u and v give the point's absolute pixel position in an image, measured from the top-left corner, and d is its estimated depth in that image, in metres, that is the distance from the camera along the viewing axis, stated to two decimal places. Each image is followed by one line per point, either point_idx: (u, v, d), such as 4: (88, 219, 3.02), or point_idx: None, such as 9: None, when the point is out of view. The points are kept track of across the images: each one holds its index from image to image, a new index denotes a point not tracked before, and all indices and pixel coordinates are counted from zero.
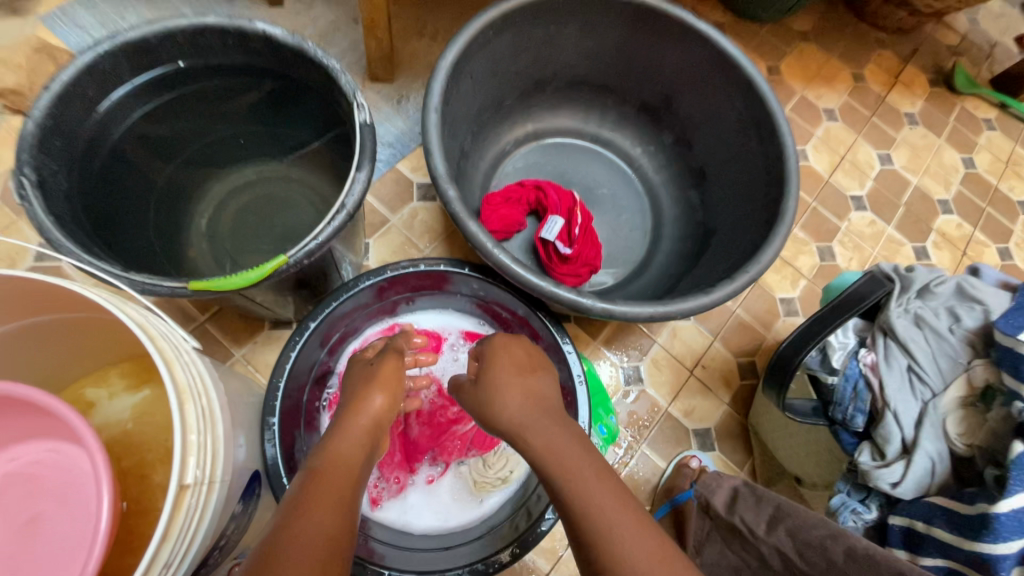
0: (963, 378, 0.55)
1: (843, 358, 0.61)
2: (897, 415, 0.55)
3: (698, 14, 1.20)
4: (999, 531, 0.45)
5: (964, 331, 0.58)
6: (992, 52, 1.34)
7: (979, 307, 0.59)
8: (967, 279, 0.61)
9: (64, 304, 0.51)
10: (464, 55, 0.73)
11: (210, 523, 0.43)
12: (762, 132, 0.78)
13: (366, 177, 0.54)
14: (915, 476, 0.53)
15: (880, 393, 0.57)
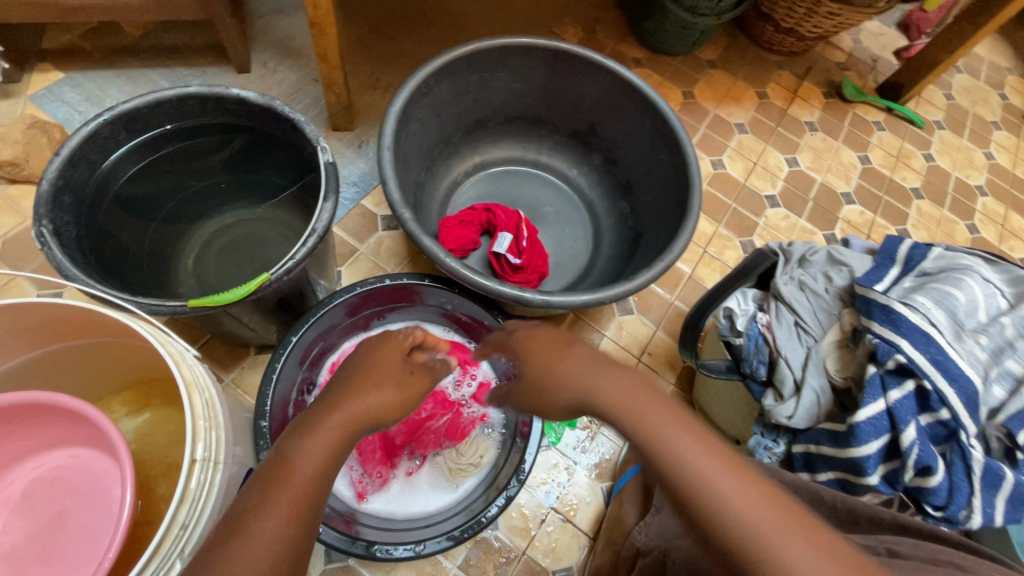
0: (836, 326, 0.67)
1: (745, 321, 0.72)
2: (788, 361, 0.66)
3: (618, 52, 1.38)
4: (861, 436, 0.56)
5: (835, 289, 0.70)
6: (874, 65, 1.55)
7: (846, 268, 0.72)
8: (836, 248, 0.74)
9: (78, 332, 0.59)
10: (410, 103, 0.86)
11: (217, 499, 0.51)
12: (670, 146, 0.92)
13: (332, 208, 0.65)
14: (805, 407, 0.64)
15: (775, 345, 0.69)
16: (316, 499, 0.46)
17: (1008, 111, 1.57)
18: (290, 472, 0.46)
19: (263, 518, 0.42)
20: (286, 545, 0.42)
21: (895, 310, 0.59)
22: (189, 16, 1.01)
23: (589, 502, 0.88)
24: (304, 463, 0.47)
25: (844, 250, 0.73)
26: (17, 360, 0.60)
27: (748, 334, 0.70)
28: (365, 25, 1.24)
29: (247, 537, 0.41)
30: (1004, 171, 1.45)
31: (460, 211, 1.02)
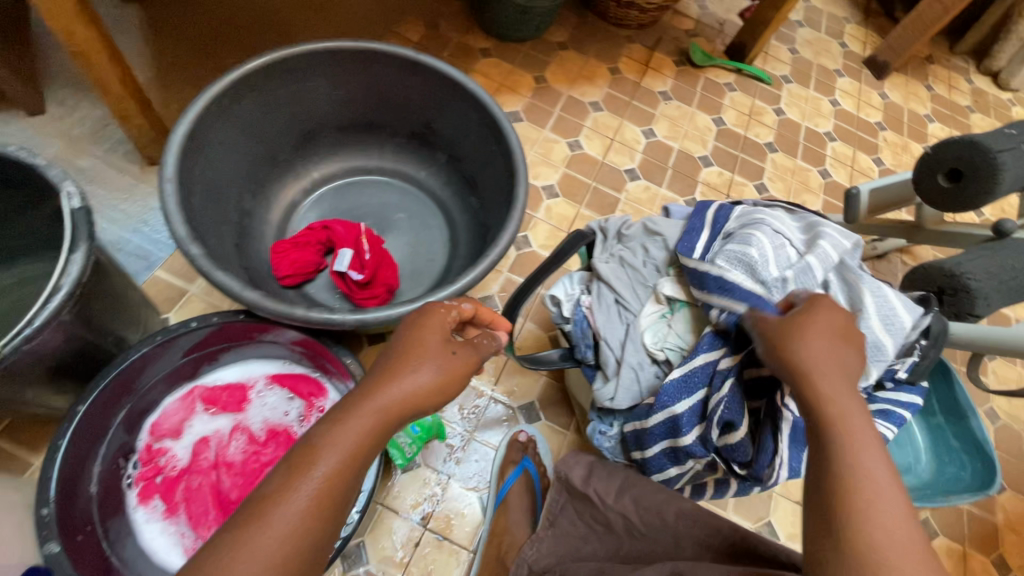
0: (653, 297, 0.68)
1: (571, 307, 0.71)
2: (608, 343, 0.66)
3: (465, 44, 1.35)
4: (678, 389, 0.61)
5: (651, 261, 0.70)
6: (721, 28, 1.59)
7: (660, 239, 0.72)
8: (652, 218, 0.74)
9: None
10: (201, 127, 0.78)
11: None
12: (496, 135, 0.90)
13: (83, 258, 0.59)
14: (624, 386, 0.65)
15: (596, 328, 0.68)
16: (346, 485, 0.41)
17: (848, 58, 1.66)
18: (316, 456, 0.41)
19: (282, 506, 0.38)
20: (305, 536, 0.39)
21: (727, 280, 0.60)
22: None
23: (466, 514, 0.85)
24: (327, 454, 0.41)
25: (658, 219, 0.73)
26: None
27: (574, 320, 0.70)
28: (177, 46, 1.14)
29: (265, 524, 0.38)
30: (849, 115, 1.53)
31: (297, 233, 0.95)
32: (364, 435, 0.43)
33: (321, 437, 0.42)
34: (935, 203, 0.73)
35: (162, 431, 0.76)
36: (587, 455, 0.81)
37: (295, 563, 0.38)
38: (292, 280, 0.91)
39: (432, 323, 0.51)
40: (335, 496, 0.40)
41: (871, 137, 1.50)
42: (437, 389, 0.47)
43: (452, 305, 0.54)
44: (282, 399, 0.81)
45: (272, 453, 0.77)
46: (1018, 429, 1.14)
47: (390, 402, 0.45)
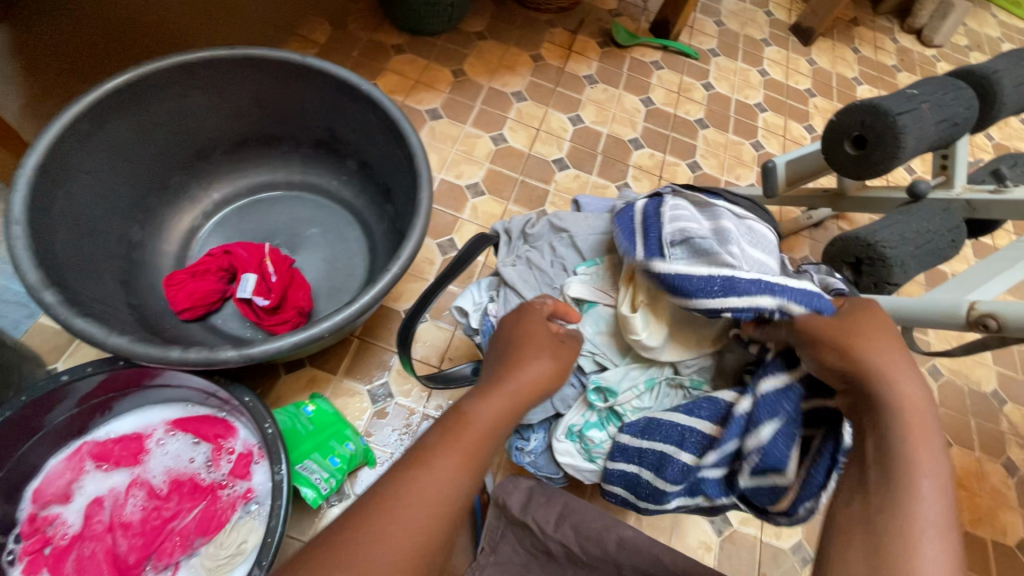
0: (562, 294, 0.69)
1: (479, 317, 0.73)
2: None
3: (375, 41, 1.28)
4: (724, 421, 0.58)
5: (558, 261, 0.73)
6: (644, 5, 1.56)
7: (566, 235, 0.74)
8: (556, 215, 0.77)
9: None
10: (58, 159, 0.70)
11: None
12: (397, 137, 0.84)
13: None
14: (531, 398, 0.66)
15: None
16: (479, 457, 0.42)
17: (774, 27, 1.65)
18: (475, 423, 0.44)
19: (439, 464, 0.39)
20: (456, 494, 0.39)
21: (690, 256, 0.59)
22: None
23: None
24: (478, 419, 0.44)
25: (562, 216, 0.76)
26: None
27: (483, 330, 0.71)
28: None
29: (427, 474, 0.38)
30: (778, 84, 1.52)
31: (196, 261, 0.88)
32: (509, 414, 0.46)
33: (472, 408, 0.45)
34: (845, 172, 0.71)
35: (46, 498, 0.69)
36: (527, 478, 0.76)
37: (432, 537, 0.36)
38: (193, 313, 0.84)
39: (533, 319, 0.57)
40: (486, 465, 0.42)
41: (801, 105, 1.50)
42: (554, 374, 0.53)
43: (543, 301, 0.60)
44: (187, 445, 0.75)
45: (175, 507, 0.70)
46: (960, 383, 1.15)
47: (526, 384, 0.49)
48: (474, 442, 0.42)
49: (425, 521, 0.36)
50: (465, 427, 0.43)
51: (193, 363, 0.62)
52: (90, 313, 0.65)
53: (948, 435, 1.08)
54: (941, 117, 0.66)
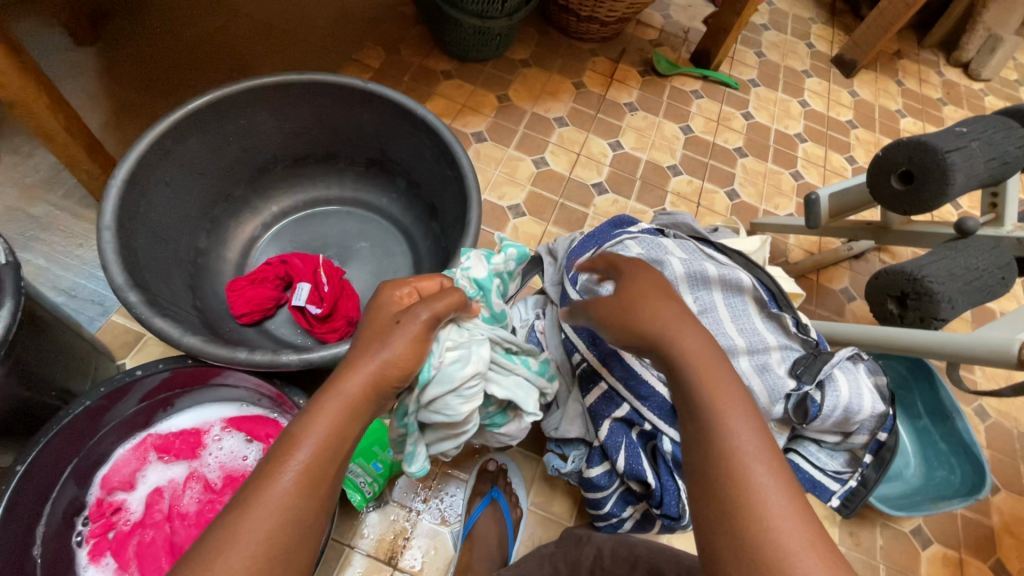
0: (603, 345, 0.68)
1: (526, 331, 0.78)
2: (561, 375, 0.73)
3: (425, 67, 1.34)
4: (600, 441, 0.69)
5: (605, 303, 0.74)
6: (686, 36, 1.59)
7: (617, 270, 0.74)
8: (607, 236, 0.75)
9: None
10: (143, 171, 0.77)
11: None
12: (449, 160, 0.89)
13: (10, 313, 0.57)
14: (569, 417, 0.71)
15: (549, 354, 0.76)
16: (298, 514, 0.37)
17: (815, 58, 1.66)
18: (298, 444, 0.40)
19: (275, 482, 0.38)
20: (290, 515, 0.37)
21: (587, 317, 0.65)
22: None
23: (437, 551, 0.82)
24: (310, 433, 0.41)
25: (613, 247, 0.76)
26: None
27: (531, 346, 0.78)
28: (131, 82, 1.15)
29: (250, 508, 0.36)
30: (819, 115, 1.52)
31: (255, 269, 0.94)
32: (338, 420, 0.42)
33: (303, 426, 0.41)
34: (891, 206, 0.72)
35: (112, 484, 0.73)
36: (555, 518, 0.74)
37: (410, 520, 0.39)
38: (250, 317, 0.90)
39: (380, 311, 0.52)
40: (323, 469, 0.40)
41: (843, 136, 1.49)
42: (366, 394, 0.45)
43: (403, 293, 0.55)
44: (240, 443, 0.79)
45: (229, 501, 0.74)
46: (1008, 425, 1.11)
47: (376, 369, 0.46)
48: (306, 464, 0.39)
49: (261, 547, 0.35)
50: (296, 444, 0.40)
51: (257, 364, 0.66)
52: (165, 313, 0.71)
53: (996, 479, 1.04)
54: (991, 155, 0.66)
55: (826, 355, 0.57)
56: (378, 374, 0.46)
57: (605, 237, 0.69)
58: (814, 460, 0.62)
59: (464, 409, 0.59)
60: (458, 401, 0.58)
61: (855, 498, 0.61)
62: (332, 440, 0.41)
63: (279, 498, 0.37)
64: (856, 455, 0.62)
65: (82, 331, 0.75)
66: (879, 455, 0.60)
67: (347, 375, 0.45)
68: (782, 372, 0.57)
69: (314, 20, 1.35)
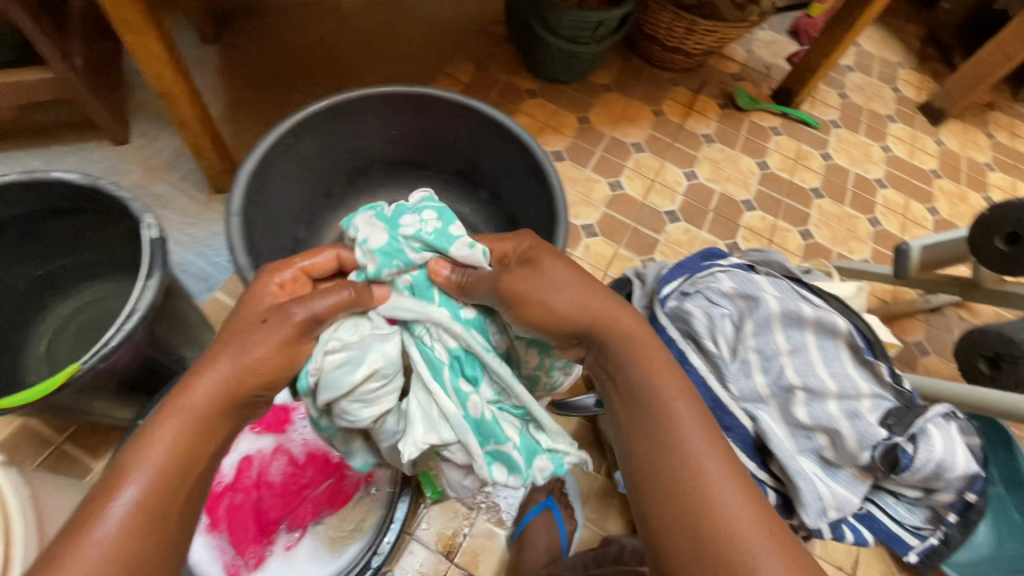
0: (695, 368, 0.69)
1: None
2: None
3: (512, 84, 1.40)
4: None
5: None
6: (768, 72, 1.59)
7: None
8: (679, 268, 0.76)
9: None
10: (265, 164, 0.84)
11: None
12: (539, 178, 0.92)
13: (157, 284, 0.64)
14: None
15: None
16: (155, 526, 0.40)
17: (901, 104, 1.62)
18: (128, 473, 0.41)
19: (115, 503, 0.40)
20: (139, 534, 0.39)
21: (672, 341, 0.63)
22: (50, 92, 0.99)
23: (492, 550, 0.85)
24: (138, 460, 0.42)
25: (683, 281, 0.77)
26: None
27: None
28: (246, 79, 1.25)
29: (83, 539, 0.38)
30: (901, 162, 1.49)
31: None
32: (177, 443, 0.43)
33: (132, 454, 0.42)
34: (991, 266, 0.71)
35: None
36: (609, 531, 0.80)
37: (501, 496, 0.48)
38: None
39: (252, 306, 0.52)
40: (161, 500, 0.41)
41: (925, 186, 1.46)
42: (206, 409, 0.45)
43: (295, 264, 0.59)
44: None
45: (310, 476, 0.79)
46: None
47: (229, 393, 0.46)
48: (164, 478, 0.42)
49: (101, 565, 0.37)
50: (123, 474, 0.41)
51: None
52: None
53: None
54: None
55: (920, 410, 0.57)
56: (219, 398, 0.46)
57: (695, 268, 0.70)
58: (892, 513, 0.61)
59: (367, 415, 0.56)
60: (358, 406, 0.56)
61: (936, 555, 0.61)
62: (173, 466, 0.42)
63: (102, 541, 0.38)
64: (939, 513, 0.61)
65: (197, 305, 0.82)
66: (965, 515, 0.60)
67: (185, 396, 0.45)
68: (874, 420, 0.57)
69: (411, 33, 1.43)
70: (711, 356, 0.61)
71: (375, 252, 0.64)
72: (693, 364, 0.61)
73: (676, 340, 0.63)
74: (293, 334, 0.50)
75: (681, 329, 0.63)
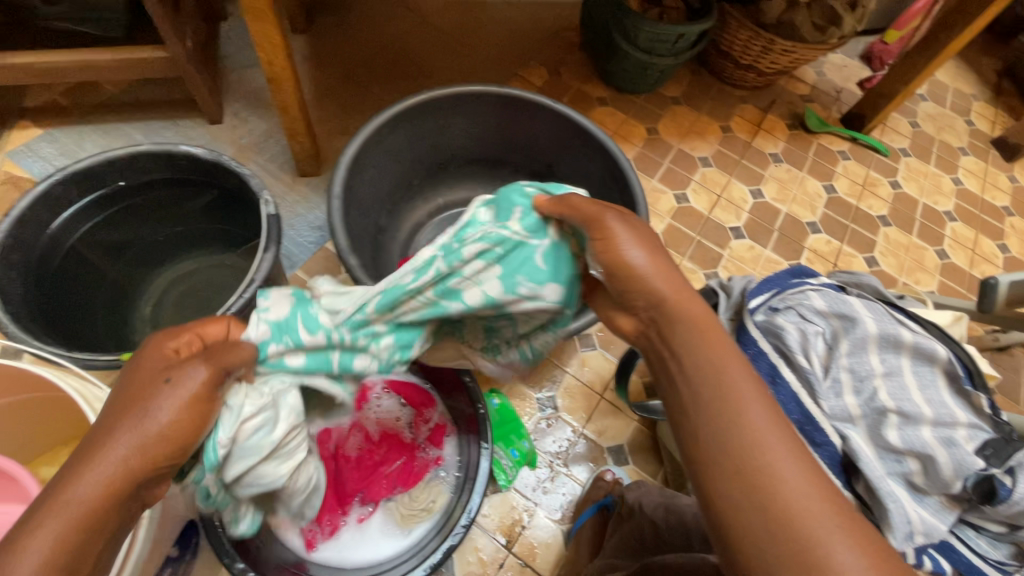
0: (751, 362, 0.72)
1: None
2: None
3: (583, 91, 1.42)
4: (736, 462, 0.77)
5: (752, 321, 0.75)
6: (839, 96, 1.58)
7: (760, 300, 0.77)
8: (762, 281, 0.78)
9: (22, 389, 0.58)
10: (363, 152, 0.88)
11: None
12: (620, 185, 0.94)
13: (273, 257, 0.67)
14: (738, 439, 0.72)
15: None
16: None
17: (974, 137, 1.59)
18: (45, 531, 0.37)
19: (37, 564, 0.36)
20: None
21: (760, 350, 0.64)
22: (160, 71, 1.05)
23: (550, 544, 0.86)
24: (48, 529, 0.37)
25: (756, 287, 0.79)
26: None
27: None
28: (331, 69, 1.30)
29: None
30: (972, 196, 1.46)
31: None
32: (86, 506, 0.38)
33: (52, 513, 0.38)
34: None
35: None
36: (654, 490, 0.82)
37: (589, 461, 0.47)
38: None
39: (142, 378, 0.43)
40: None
41: (996, 222, 1.43)
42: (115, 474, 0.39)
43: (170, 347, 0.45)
44: (395, 404, 0.86)
45: (384, 454, 0.82)
46: None
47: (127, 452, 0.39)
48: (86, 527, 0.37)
49: None
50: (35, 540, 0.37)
51: None
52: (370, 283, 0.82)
53: None
54: None
55: (1018, 445, 0.57)
56: (114, 473, 0.38)
57: (785, 284, 0.71)
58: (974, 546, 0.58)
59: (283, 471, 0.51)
60: (273, 462, 0.50)
61: None
62: (56, 561, 0.36)
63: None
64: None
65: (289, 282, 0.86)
66: None
67: (73, 479, 0.38)
68: (969, 450, 0.57)
69: (488, 34, 1.46)
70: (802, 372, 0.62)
71: (269, 328, 0.53)
72: (784, 378, 0.62)
73: (767, 352, 0.63)
74: (201, 390, 0.43)
75: (768, 341, 0.64)
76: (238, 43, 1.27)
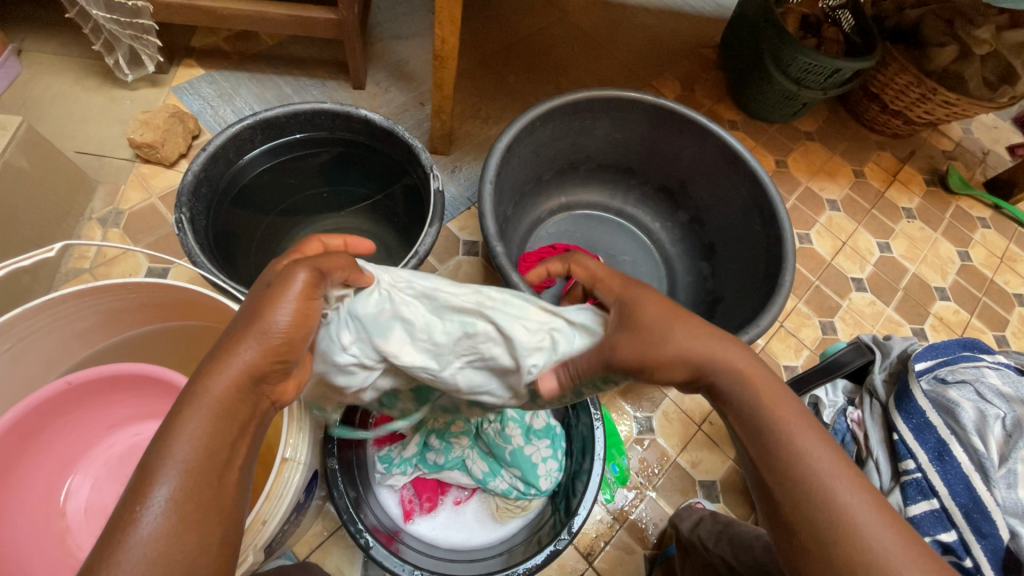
0: (879, 415, 0.71)
1: (833, 414, 0.76)
2: (878, 463, 0.68)
3: (715, 112, 1.38)
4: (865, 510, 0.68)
5: (885, 374, 0.74)
6: (985, 158, 1.47)
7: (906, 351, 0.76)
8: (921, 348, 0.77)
9: (203, 313, 0.63)
10: (514, 141, 0.88)
11: (281, 517, 0.52)
12: (765, 217, 0.90)
13: (435, 232, 0.68)
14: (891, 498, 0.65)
15: (863, 443, 0.71)
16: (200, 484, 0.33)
17: None
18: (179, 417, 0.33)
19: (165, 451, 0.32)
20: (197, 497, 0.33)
21: (927, 422, 0.65)
22: (323, 31, 1.08)
23: (630, 566, 0.85)
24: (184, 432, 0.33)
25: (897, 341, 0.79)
26: (94, 349, 0.66)
27: (834, 428, 0.74)
28: (471, 53, 1.31)
29: None
30: None
31: (540, 249, 1.03)
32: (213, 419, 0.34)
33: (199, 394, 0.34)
34: None
35: None
36: (701, 510, 0.82)
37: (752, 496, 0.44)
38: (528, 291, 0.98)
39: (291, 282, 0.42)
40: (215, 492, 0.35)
41: None
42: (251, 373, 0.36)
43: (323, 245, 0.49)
44: None
45: None
46: None
47: (266, 346, 0.38)
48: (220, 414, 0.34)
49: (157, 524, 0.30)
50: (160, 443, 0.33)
51: None
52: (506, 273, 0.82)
53: None
54: None
55: None
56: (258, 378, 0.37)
57: (957, 359, 0.72)
58: None
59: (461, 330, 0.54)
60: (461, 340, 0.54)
61: None
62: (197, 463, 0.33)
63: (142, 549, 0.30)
64: None
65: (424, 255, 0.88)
66: None
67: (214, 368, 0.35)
68: None
69: (626, 39, 1.44)
70: (979, 457, 0.62)
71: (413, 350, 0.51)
72: (954, 456, 0.62)
73: (936, 428, 0.64)
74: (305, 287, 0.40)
75: (935, 415, 0.65)
76: (388, 15, 1.31)
